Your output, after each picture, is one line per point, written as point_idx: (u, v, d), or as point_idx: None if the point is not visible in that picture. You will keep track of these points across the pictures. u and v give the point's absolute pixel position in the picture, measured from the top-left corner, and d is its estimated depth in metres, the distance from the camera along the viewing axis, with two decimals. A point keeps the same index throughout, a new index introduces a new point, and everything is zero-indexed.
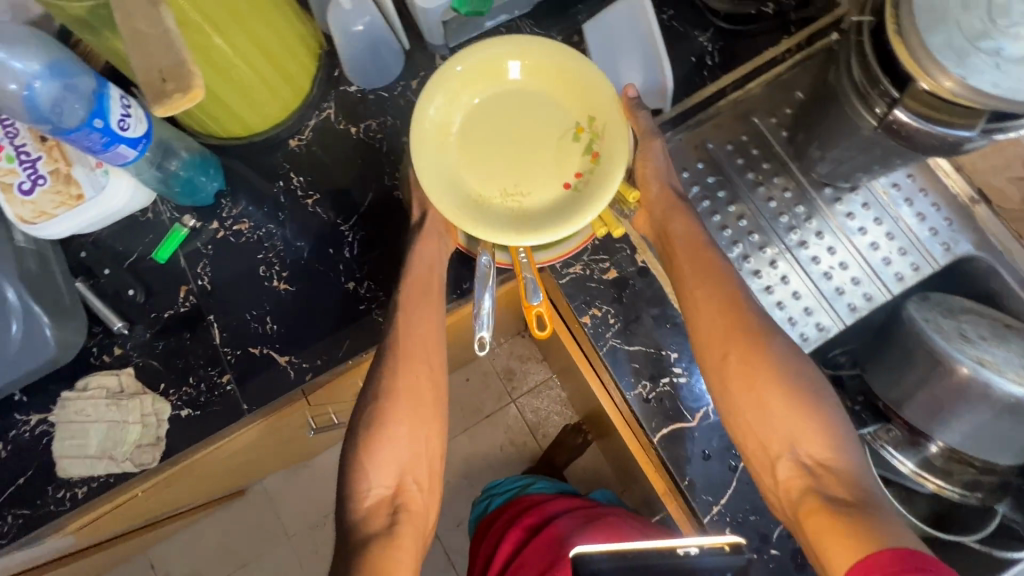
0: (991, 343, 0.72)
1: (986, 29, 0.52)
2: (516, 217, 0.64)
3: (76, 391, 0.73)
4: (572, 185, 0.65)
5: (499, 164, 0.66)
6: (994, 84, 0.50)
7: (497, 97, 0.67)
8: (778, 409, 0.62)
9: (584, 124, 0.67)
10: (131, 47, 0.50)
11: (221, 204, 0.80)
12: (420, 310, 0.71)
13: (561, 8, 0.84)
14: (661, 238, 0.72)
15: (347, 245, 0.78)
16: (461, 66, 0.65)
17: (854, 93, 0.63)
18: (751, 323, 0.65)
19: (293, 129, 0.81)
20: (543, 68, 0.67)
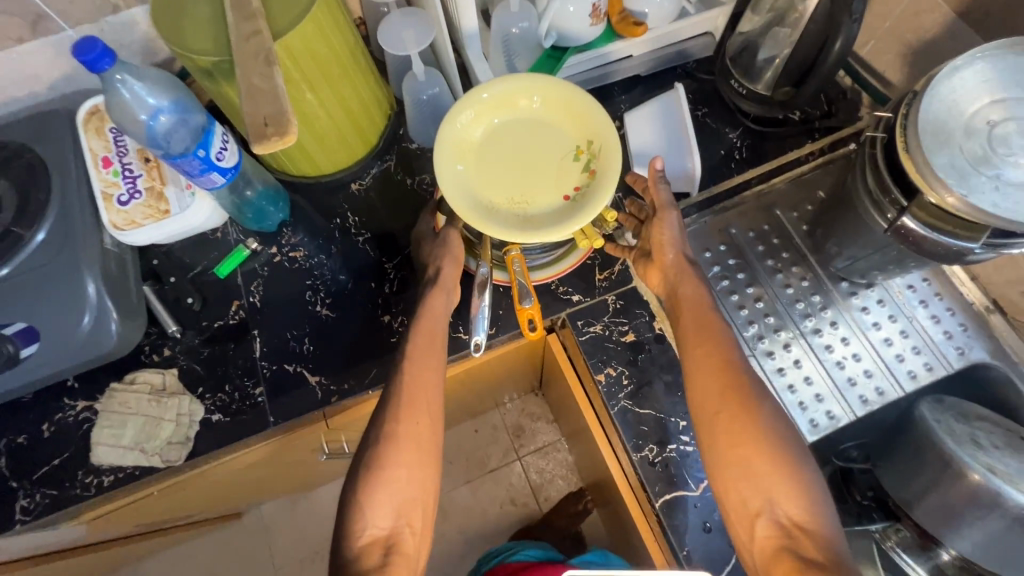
0: (1003, 452, 0.72)
1: (986, 154, 0.58)
2: (522, 223, 0.72)
3: (124, 383, 0.79)
4: (571, 197, 0.73)
5: (509, 177, 0.74)
6: (993, 204, 0.56)
7: (512, 120, 0.77)
8: (762, 471, 0.62)
9: (583, 147, 0.75)
10: (245, 96, 0.60)
11: (282, 232, 0.89)
12: (426, 360, 0.71)
13: (606, 96, 0.94)
14: (672, 296, 0.74)
15: (388, 282, 0.85)
16: (487, 94, 0.74)
17: (868, 197, 0.69)
18: (747, 385, 0.66)
19: (356, 175, 0.91)
20: (554, 99, 0.76)
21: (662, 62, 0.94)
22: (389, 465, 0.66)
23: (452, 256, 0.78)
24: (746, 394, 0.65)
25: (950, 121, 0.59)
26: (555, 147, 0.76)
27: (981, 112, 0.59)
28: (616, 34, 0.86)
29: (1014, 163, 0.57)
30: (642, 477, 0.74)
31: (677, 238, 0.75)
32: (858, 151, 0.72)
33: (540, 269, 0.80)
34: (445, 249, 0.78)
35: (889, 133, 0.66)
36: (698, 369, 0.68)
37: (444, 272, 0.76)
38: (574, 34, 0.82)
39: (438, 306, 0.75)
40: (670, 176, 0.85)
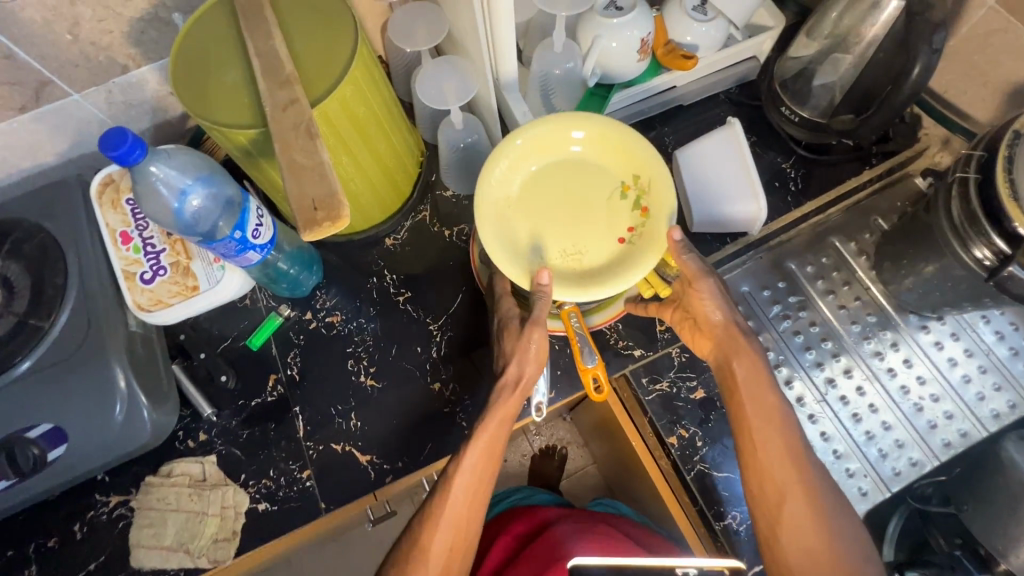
0: None
1: None
2: (580, 278, 0.66)
3: (160, 476, 0.74)
4: (627, 240, 0.66)
5: (555, 225, 0.68)
6: None
7: (552, 162, 0.69)
8: (819, 559, 0.61)
9: (629, 183, 0.68)
10: (287, 175, 0.55)
11: (315, 296, 0.83)
12: (471, 487, 0.65)
13: (649, 128, 0.89)
14: (724, 368, 0.68)
15: (436, 345, 0.79)
16: (521, 141, 0.66)
17: (953, 233, 0.64)
18: (812, 482, 0.63)
19: (390, 229, 0.85)
20: (592, 134, 0.68)
21: (700, 92, 0.87)
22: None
23: (534, 358, 0.67)
24: (810, 489, 0.63)
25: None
26: (600, 186, 0.69)
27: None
28: (662, 66, 0.80)
29: None
30: (725, 545, 0.72)
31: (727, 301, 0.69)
32: (939, 189, 0.67)
33: (595, 314, 0.74)
34: (524, 353, 0.67)
35: (983, 174, 0.61)
36: (760, 465, 0.64)
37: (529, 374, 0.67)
38: (619, 71, 0.77)
39: (491, 426, 0.66)
40: (733, 218, 0.77)
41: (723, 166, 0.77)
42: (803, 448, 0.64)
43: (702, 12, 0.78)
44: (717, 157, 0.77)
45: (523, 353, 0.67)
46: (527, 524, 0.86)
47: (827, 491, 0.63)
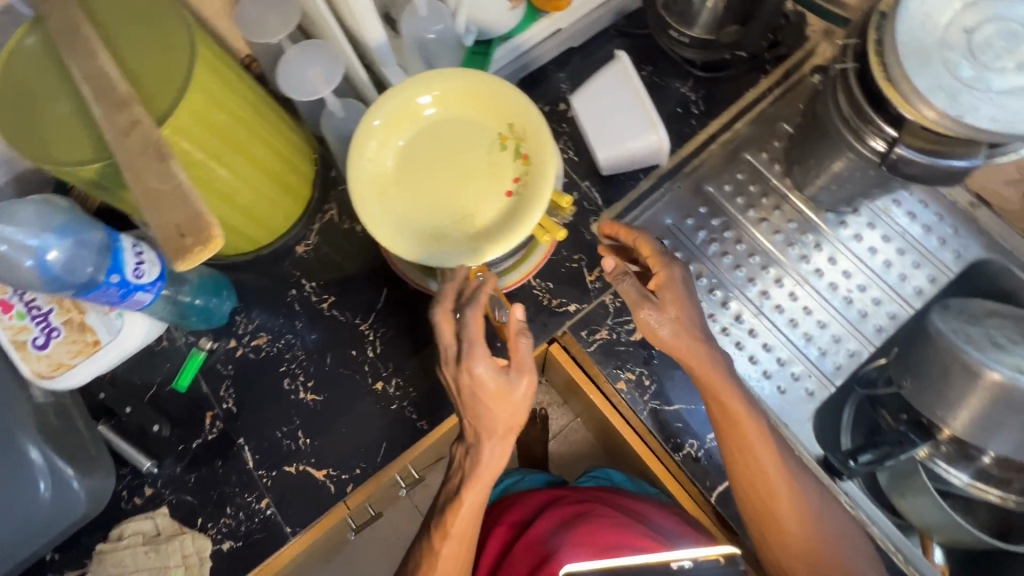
0: (1020, 347, 0.73)
1: (972, 65, 0.53)
2: (477, 242, 0.62)
3: (110, 542, 0.70)
4: (514, 191, 0.63)
5: (439, 194, 0.64)
6: (993, 118, 0.51)
7: (421, 132, 0.64)
8: (802, 547, 0.63)
9: (506, 132, 0.64)
10: (144, 204, 0.50)
11: (236, 321, 0.79)
12: (451, 559, 0.64)
13: (544, 77, 0.86)
14: (699, 384, 0.65)
15: (370, 344, 0.77)
16: (379, 118, 0.62)
17: (844, 125, 0.65)
18: (797, 495, 0.64)
19: (298, 236, 0.81)
20: (454, 93, 0.64)
21: (587, 30, 0.85)
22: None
23: (519, 413, 0.60)
24: (800, 502, 0.64)
25: (925, 37, 0.54)
26: (477, 141, 0.64)
27: (955, 21, 0.54)
28: (539, 10, 0.77)
29: (1001, 69, 0.52)
30: (688, 472, 0.73)
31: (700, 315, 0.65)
32: (826, 85, 0.67)
33: (506, 276, 0.72)
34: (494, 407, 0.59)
35: (860, 62, 0.61)
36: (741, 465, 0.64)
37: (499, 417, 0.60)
38: (495, 23, 0.73)
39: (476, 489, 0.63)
40: (640, 152, 0.75)
41: (620, 102, 0.75)
42: (783, 453, 0.65)
43: None
44: (612, 94, 0.75)
45: (499, 412, 0.59)
46: (521, 515, 0.79)
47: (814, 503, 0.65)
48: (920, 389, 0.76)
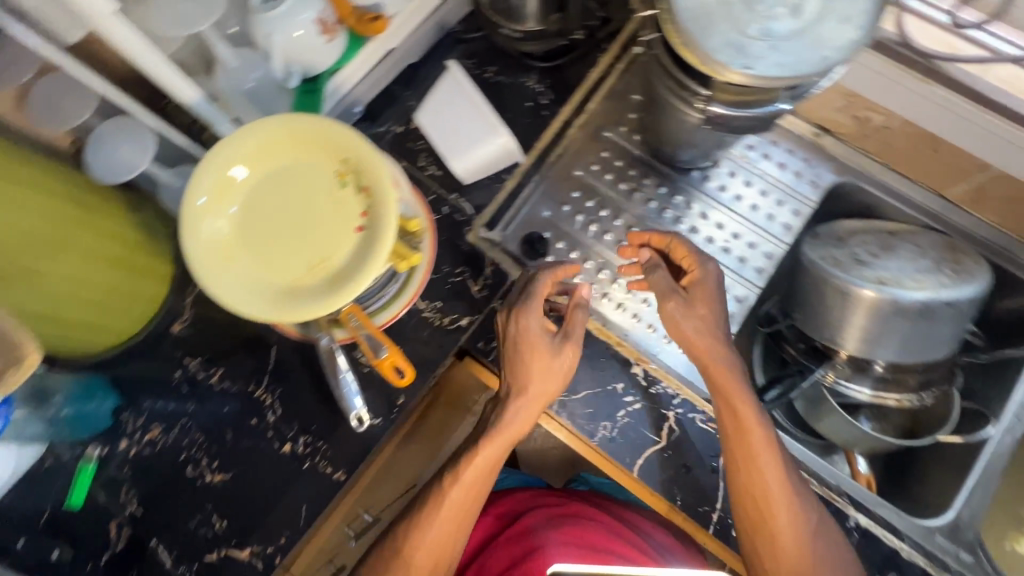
0: (882, 259, 0.77)
1: (751, 17, 0.55)
2: (335, 287, 0.60)
3: None
4: (363, 226, 0.61)
5: (288, 248, 0.62)
6: (780, 64, 0.54)
7: (255, 190, 0.62)
8: (791, 560, 0.62)
9: (343, 169, 0.63)
10: None
11: (122, 419, 0.75)
12: (447, 522, 0.65)
13: (390, 99, 0.85)
14: (712, 388, 0.66)
15: (270, 408, 0.74)
16: (203, 192, 0.60)
17: (667, 92, 0.65)
18: (795, 516, 0.63)
19: (173, 314, 0.78)
20: (277, 143, 0.62)
21: (422, 43, 0.85)
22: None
23: (558, 377, 0.67)
24: (799, 521, 0.63)
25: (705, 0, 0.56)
26: (314, 185, 0.63)
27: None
28: (362, 35, 0.75)
29: (777, 16, 0.55)
30: (611, 456, 0.73)
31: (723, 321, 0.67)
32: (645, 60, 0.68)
33: (379, 315, 0.68)
34: (546, 368, 0.67)
35: (662, 30, 0.62)
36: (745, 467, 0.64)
37: (532, 386, 0.67)
38: (317, 58, 0.71)
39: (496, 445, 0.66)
40: (489, 149, 0.79)
41: (463, 109, 0.81)
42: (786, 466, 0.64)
43: None
44: (455, 104, 0.81)
45: (550, 370, 0.67)
46: (510, 505, 0.80)
47: (813, 527, 0.64)
48: (806, 318, 0.80)
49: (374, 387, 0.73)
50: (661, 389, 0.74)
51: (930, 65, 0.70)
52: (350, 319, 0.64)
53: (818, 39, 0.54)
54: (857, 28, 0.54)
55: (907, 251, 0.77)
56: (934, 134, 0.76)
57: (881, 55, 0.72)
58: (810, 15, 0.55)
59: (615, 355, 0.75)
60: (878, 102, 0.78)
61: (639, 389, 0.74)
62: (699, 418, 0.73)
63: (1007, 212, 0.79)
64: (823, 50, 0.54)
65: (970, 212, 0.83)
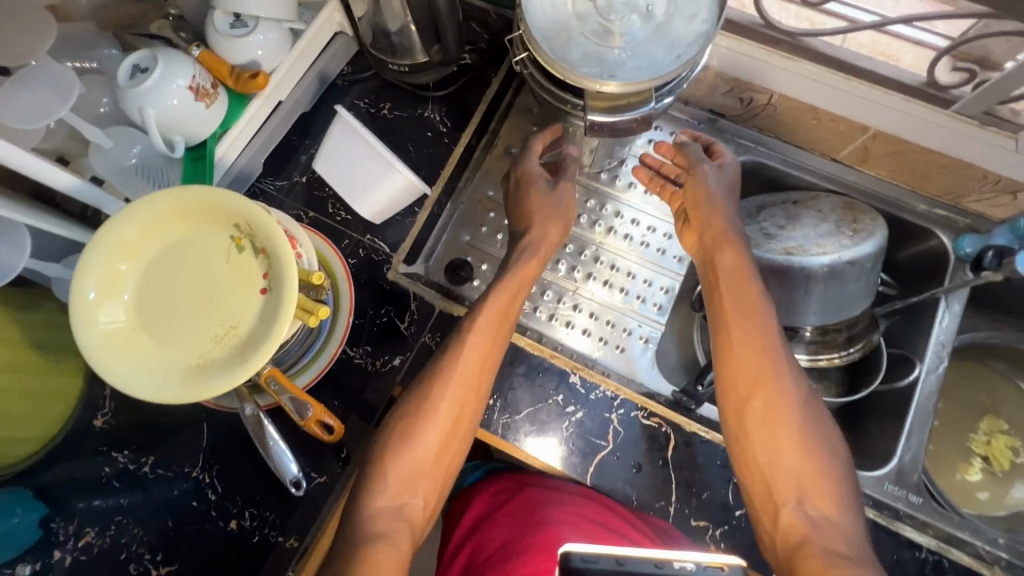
0: (788, 229, 0.80)
1: (606, 27, 0.58)
2: (244, 354, 0.58)
3: None
4: (268, 287, 0.60)
5: (193, 324, 0.60)
6: (638, 67, 0.57)
7: (148, 271, 0.60)
8: (785, 433, 0.64)
9: (238, 233, 0.61)
10: None
11: (53, 529, 0.70)
12: (460, 393, 0.67)
13: (290, 151, 0.85)
14: (713, 264, 0.72)
15: (209, 487, 0.71)
16: (90, 285, 0.57)
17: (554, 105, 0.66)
18: (787, 387, 0.65)
19: (93, 407, 0.73)
20: (163, 219, 0.60)
21: (312, 89, 0.84)
22: (387, 490, 0.63)
23: (558, 220, 0.78)
24: (790, 395, 0.65)
25: (560, 17, 0.59)
26: (211, 255, 0.61)
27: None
28: (245, 94, 0.75)
29: (629, 23, 0.58)
30: (562, 468, 0.72)
31: (713, 198, 0.75)
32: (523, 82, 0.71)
33: (301, 376, 0.71)
34: (552, 204, 0.78)
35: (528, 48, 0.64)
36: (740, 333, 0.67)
37: (535, 228, 0.76)
38: (199, 127, 0.70)
39: (507, 295, 0.71)
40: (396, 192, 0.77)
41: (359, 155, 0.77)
42: (777, 342, 0.67)
43: (242, 25, 0.72)
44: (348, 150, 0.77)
45: (552, 210, 0.78)
46: (505, 483, 0.79)
47: (805, 401, 0.66)
48: None
49: (313, 444, 0.71)
50: (600, 393, 0.74)
51: (792, 41, 0.74)
52: (268, 383, 0.62)
53: (670, 39, 0.58)
54: (704, 22, 0.58)
55: (810, 217, 0.81)
56: (811, 105, 0.80)
57: (747, 38, 0.77)
58: (659, 17, 0.58)
59: (550, 368, 0.75)
60: (754, 82, 0.81)
61: (579, 397, 0.74)
62: (640, 414, 0.74)
63: (893, 166, 0.83)
64: (676, 48, 0.57)
65: (863, 169, 0.87)
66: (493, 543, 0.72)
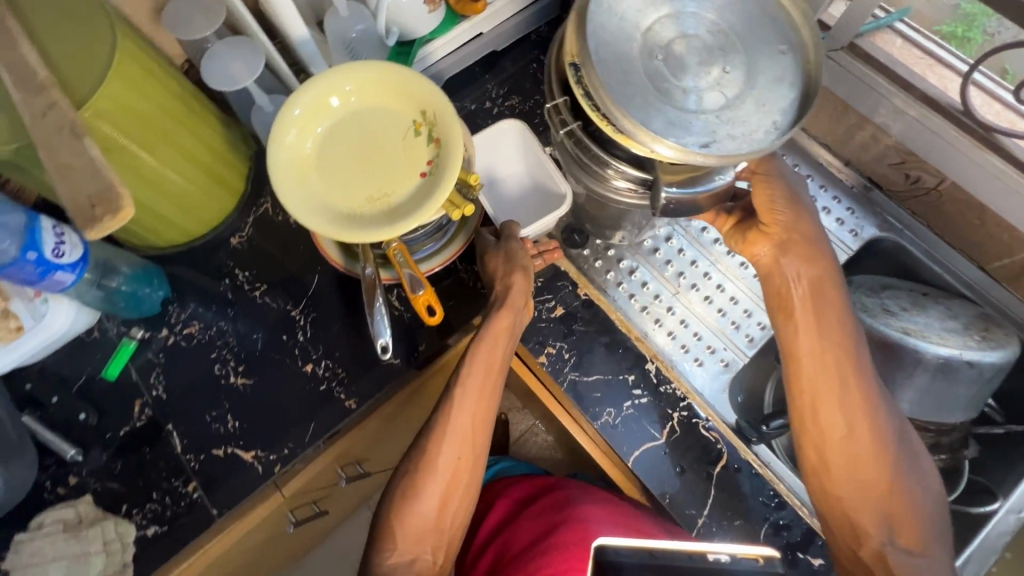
0: (911, 312, 0.77)
1: (691, 94, 0.60)
2: (389, 218, 0.65)
3: (30, 531, 0.69)
4: (427, 173, 0.67)
5: (356, 176, 0.67)
6: (733, 135, 0.59)
7: (339, 121, 0.68)
8: (869, 477, 0.65)
9: (420, 119, 0.69)
10: (57, 179, 0.53)
11: (168, 311, 0.80)
12: (457, 447, 0.70)
13: (470, 80, 0.93)
14: (787, 305, 0.70)
15: (300, 329, 0.79)
16: (298, 109, 0.66)
17: (602, 177, 0.72)
18: (876, 433, 0.66)
19: (234, 227, 0.84)
20: (369, 83, 0.68)
21: (510, 35, 0.91)
22: (399, 546, 0.68)
23: (524, 279, 0.72)
24: (878, 440, 0.66)
25: (636, 82, 0.59)
26: (391, 129, 0.69)
27: (648, 61, 0.61)
28: (460, 14, 0.82)
29: (707, 90, 0.60)
30: (609, 440, 0.74)
31: (785, 197, 0.70)
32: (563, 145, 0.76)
33: (426, 262, 0.76)
34: (512, 264, 0.73)
35: (577, 117, 0.69)
36: (815, 382, 0.67)
37: (514, 291, 0.72)
38: (415, 24, 0.78)
39: (496, 339, 0.72)
40: (544, 211, 0.85)
41: (514, 155, 0.87)
42: (867, 384, 0.66)
43: None
44: (503, 144, 0.87)
45: (512, 270, 0.72)
46: (529, 489, 0.84)
47: (897, 436, 0.66)
48: None
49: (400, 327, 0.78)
50: (670, 389, 0.76)
51: (986, 134, 0.74)
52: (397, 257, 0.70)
53: (754, 104, 0.60)
54: (789, 89, 0.61)
55: (938, 310, 0.78)
56: (981, 202, 0.78)
57: (943, 117, 0.76)
58: (742, 82, 0.61)
59: (631, 348, 0.77)
60: (929, 160, 0.80)
61: (649, 385, 0.76)
62: (701, 424, 0.74)
63: None
64: (768, 114, 0.60)
65: (1009, 289, 0.83)
66: (520, 543, 0.75)
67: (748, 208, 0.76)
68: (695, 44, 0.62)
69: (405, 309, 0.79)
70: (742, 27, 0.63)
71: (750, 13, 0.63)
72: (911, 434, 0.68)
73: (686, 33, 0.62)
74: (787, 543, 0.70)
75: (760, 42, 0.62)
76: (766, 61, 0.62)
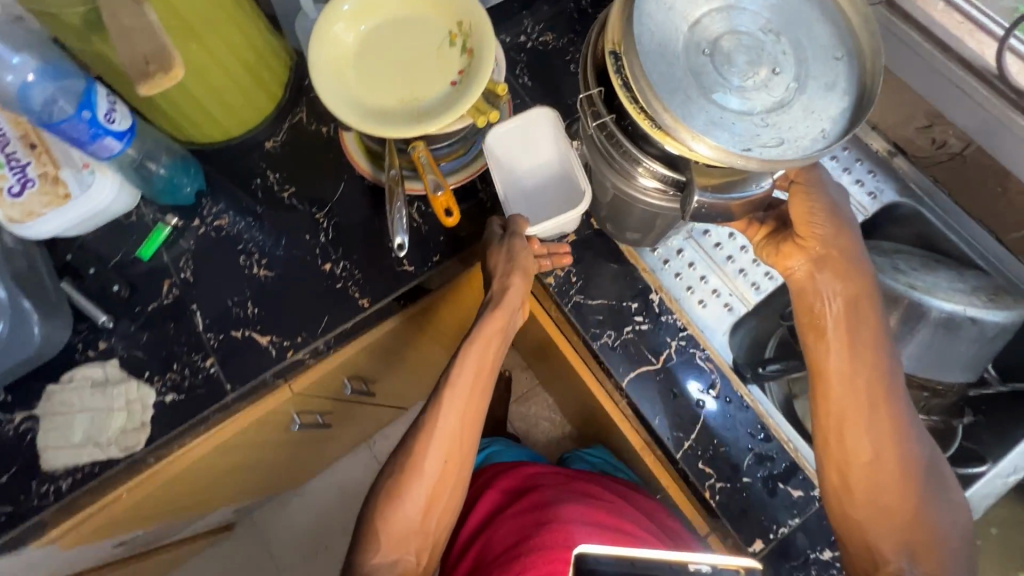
0: (922, 272, 0.78)
1: (737, 91, 0.55)
2: (416, 118, 0.68)
3: (61, 383, 0.76)
4: (457, 82, 0.69)
5: (390, 79, 0.70)
6: (778, 141, 0.54)
7: (381, 25, 0.72)
8: (891, 504, 0.65)
9: (456, 32, 0.71)
10: (117, 39, 0.56)
11: (201, 203, 0.85)
12: (446, 450, 0.72)
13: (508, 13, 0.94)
14: (811, 325, 0.68)
15: (322, 231, 0.83)
16: (347, 6, 0.69)
17: (626, 173, 0.64)
18: (904, 459, 0.65)
19: (269, 131, 0.88)
20: None
21: None
22: (385, 545, 0.70)
23: (520, 281, 0.72)
24: (905, 467, 0.65)
25: (677, 72, 0.55)
26: (428, 38, 0.72)
27: (691, 50, 0.56)
28: None
29: (753, 88, 0.56)
30: (607, 361, 0.77)
31: (826, 210, 0.66)
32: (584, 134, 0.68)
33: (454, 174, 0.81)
34: (511, 264, 0.72)
35: (611, 108, 0.61)
36: (840, 406, 0.66)
37: (511, 292, 0.72)
38: None
39: (489, 338, 0.72)
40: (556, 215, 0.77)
41: (538, 150, 0.79)
42: (894, 411, 0.66)
43: None
44: (528, 134, 0.79)
45: (510, 271, 0.71)
46: (517, 481, 0.89)
47: (926, 465, 0.66)
48: None
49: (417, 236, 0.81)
50: (671, 319, 0.78)
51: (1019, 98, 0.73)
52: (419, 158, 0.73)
53: (801, 110, 0.56)
54: (840, 97, 0.56)
55: (948, 273, 0.78)
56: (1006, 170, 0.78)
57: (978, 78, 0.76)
58: (791, 81, 0.56)
59: (638, 279, 0.79)
60: (957, 121, 0.81)
61: (651, 314, 0.78)
62: (697, 353, 0.76)
63: None
64: (815, 120, 0.55)
65: None
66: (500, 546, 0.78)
67: (782, 218, 0.72)
68: (744, 34, 0.57)
69: (423, 221, 0.82)
70: (793, 26, 0.58)
71: (803, 14, 0.59)
72: (940, 460, 0.68)
73: (734, 23, 0.57)
74: (768, 475, 0.72)
75: (814, 38, 0.58)
76: (818, 61, 0.57)
